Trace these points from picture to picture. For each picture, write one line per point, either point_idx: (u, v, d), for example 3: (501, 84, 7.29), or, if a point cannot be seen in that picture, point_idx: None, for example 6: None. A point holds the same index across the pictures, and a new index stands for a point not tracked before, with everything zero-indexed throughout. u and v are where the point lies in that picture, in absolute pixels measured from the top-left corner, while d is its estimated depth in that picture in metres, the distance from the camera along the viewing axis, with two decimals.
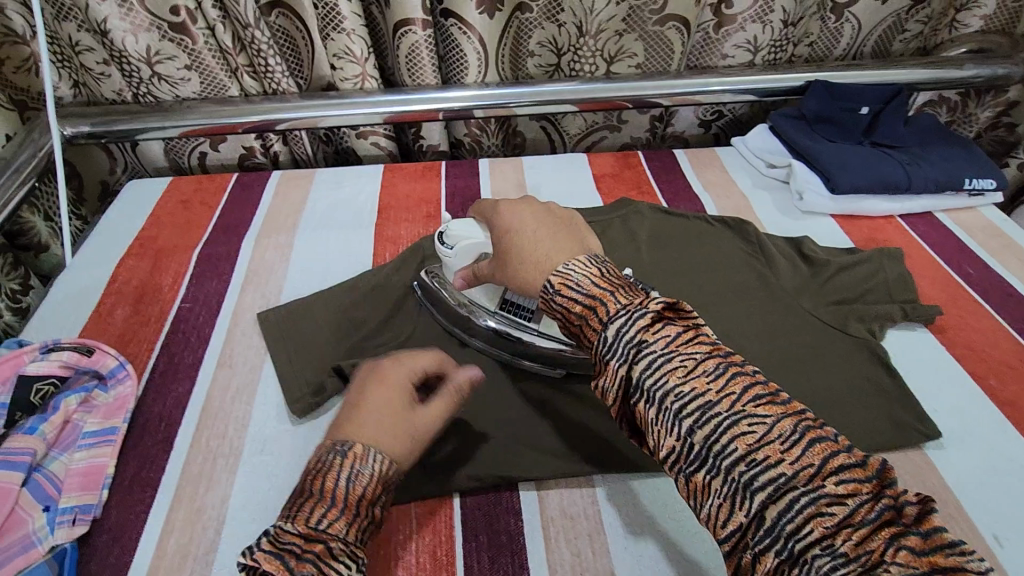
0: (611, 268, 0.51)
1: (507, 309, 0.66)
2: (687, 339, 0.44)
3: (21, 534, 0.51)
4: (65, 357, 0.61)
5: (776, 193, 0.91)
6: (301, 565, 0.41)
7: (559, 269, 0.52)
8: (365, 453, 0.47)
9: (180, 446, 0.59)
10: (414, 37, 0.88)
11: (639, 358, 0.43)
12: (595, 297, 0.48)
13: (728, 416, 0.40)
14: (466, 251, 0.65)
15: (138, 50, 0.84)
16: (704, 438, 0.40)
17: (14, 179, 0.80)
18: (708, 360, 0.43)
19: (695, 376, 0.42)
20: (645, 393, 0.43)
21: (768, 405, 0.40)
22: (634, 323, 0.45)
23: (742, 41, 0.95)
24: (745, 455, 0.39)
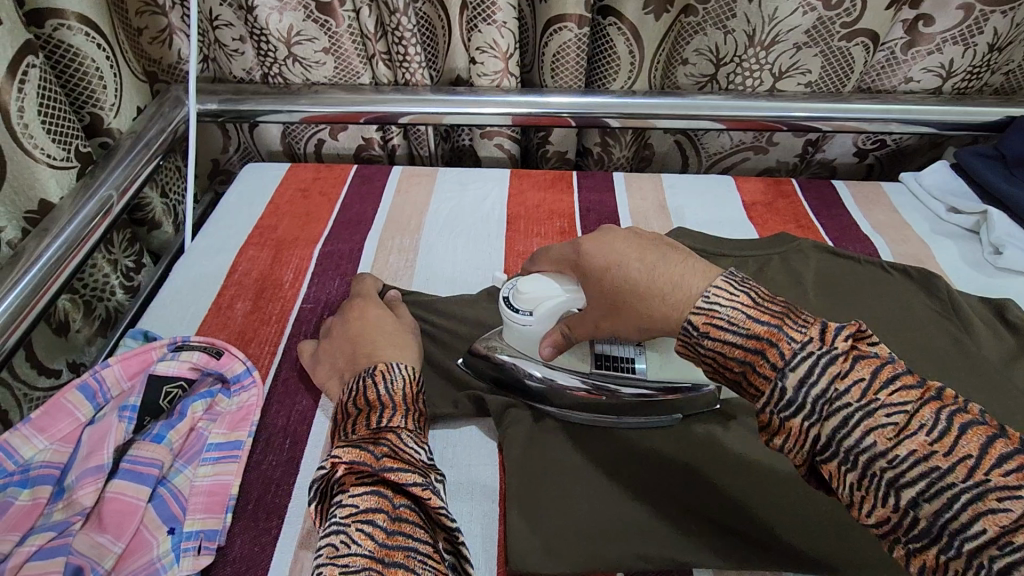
0: (763, 293, 0.41)
1: (606, 365, 0.56)
2: (889, 382, 0.35)
3: (145, 560, 0.45)
4: (195, 358, 0.56)
5: (961, 242, 0.80)
6: (379, 447, 0.44)
7: (699, 303, 0.41)
8: (390, 366, 0.52)
9: (307, 467, 0.53)
10: (567, 35, 0.80)
11: (832, 413, 0.35)
12: (760, 336, 0.38)
13: (955, 478, 0.31)
14: (549, 313, 0.53)
15: (280, 29, 0.80)
16: (933, 513, 0.32)
17: (142, 155, 0.75)
18: (918, 405, 0.34)
19: (909, 435, 0.33)
20: (842, 451, 0.34)
21: (911, 390, 0.35)
22: (823, 369, 0.36)
23: (934, 64, 0.84)
24: (997, 538, 0.30)
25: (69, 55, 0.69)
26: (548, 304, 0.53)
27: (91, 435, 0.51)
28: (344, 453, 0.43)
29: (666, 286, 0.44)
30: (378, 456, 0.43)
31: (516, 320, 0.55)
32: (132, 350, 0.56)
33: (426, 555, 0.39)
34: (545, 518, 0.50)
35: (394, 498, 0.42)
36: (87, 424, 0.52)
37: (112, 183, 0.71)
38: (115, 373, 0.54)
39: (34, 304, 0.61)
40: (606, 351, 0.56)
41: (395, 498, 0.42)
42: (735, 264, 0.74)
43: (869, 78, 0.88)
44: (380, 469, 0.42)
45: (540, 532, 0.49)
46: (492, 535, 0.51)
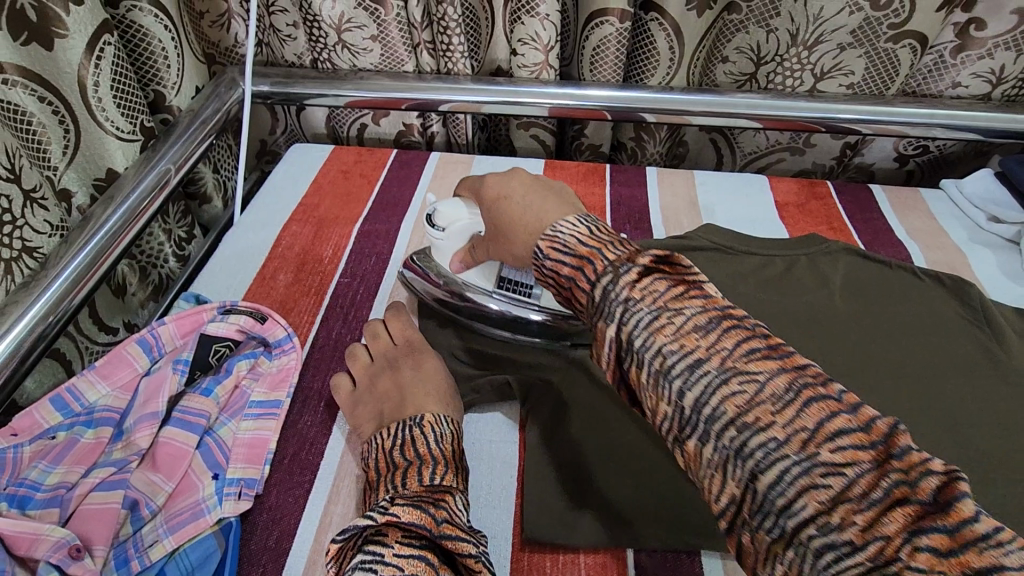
0: (602, 226, 0.45)
1: (506, 287, 0.62)
2: (676, 293, 0.39)
3: (191, 500, 0.49)
4: (241, 321, 0.60)
5: (1000, 252, 0.78)
6: (439, 511, 0.43)
7: (546, 231, 0.46)
8: (439, 418, 0.51)
9: (341, 431, 0.56)
10: (608, 29, 0.81)
11: (627, 318, 0.38)
12: (583, 256, 0.43)
13: (717, 375, 0.35)
14: (458, 232, 0.60)
15: (332, 16, 0.83)
16: (693, 400, 0.35)
17: (199, 131, 0.80)
18: (700, 316, 0.37)
19: (685, 333, 0.37)
20: (636, 356, 0.38)
21: (762, 360, 0.35)
22: (623, 283, 0.40)
23: (985, 69, 0.82)
24: (735, 419, 0.34)
25: (139, 35, 0.74)
26: (457, 224, 0.60)
27: (148, 384, 0.55)
28: (403, 512, 0.42)
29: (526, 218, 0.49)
30: (438, 522, 0.43)
31: (431, 235, 0.62)
32: (185, 310, 0.60)
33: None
34: (560, 494, 0.52)
35: (439, 568, 0.41)
36: (143, 374, 0.57)
37: (170, 158, 0.75)
38: (169, 331, 0.59)
39: (98, 266, 0.65)
40: (507, 275, 0.61)
41: (439, 568, 0.41)
42: (763, 264, 0.74)
43: (915, 81, 0.86)
44: (437, 536, 0.42)
45: (553, 506, 0.51)
46: (508, 507, 0.53)
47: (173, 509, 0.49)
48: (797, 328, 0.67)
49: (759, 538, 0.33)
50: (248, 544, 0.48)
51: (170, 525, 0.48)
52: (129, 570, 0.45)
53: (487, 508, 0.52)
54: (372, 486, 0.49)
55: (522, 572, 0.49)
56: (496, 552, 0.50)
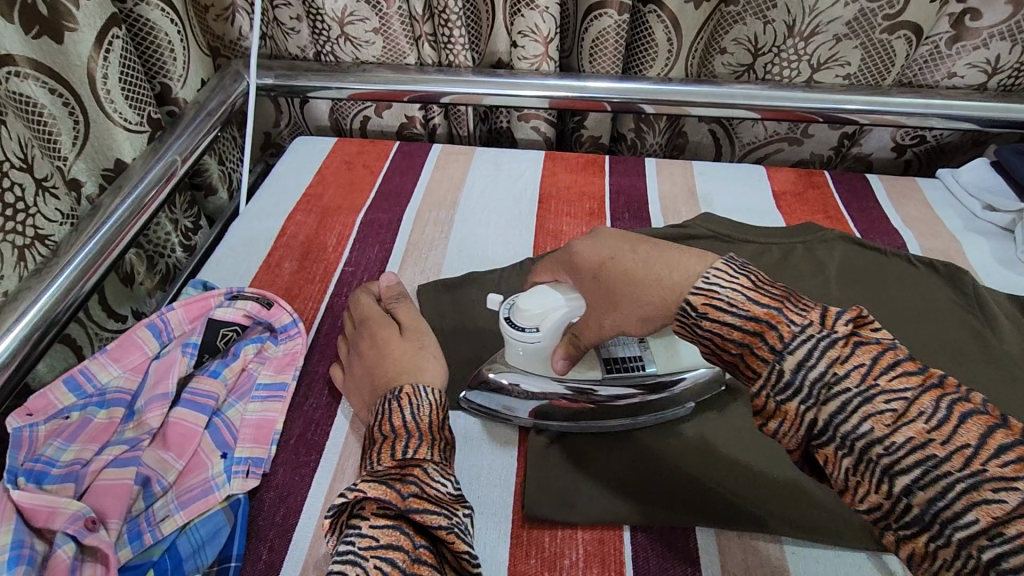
0: (762, 276, 0.41)
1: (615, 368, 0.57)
2: (888, 368, 0.36)
3: (201, 478, 0.51)
4: (248, 306, 0.61)
5: (993, 238, 0.79)
6: (406, 485, 0.44)
7: (698, 284, 0.41)
8: (417, 389, 0.52)
9: (344, 413, 0.58)
10: (607, 21, 0.82)
11: (829, 399, 0.36)
12: (759, 319, 0.39)
13: (857, 393, 0.36)
14: (555, 328, 0.54)
15: (335, 10, 0.85)
16: (828, 416, 0.36)
17: (204, 123, 0.81)
18: (922, 398, 0.35)
19: (907, 421, 0.34)
20: (839, 437, 0.36)
21: (904, 375, 0.36)
22: (823, 353, 0.37)
23: (980, 60, 0.83)
24: (883, 438, 0.35)
25: (146, 29, 0.76)
26: (553, 319, 0.53)
27: (158, 367, 0.57)
28: (369, 488, 0.43)
29: (656, 273, 0.45)
30: (405, 496, 0.43)
31: (522, 338, 0.54)
32: (194, 296, 0.62)
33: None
34: (560, 473, 0.54)
35: (415, 537, 0.43)
36: (153, 358, 0.58)
37: (177, 149, 0.76)
38: (178, 316, 0.60)
39: (108, 254, 0.67)
40: (615, 354, 0.57)
41: (416, 537, 0.43)
42: (759, 251, 0.75)
43: (911, 72, 0.87)
44: (405, 511, 0.43)
45: (554, 484, 0.53)
46: (509, 485, 0.54)
47: (184, 485, 0.50)
48: None
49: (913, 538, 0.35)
50: (256, 520, 0.50)
51: (182, 501, 0.49)
52: (142, 543, 0.47)
53: (488, 486, 0.54)
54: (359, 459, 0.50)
55: (523, 548, 0.50)
56: (498, 527, 0.51)
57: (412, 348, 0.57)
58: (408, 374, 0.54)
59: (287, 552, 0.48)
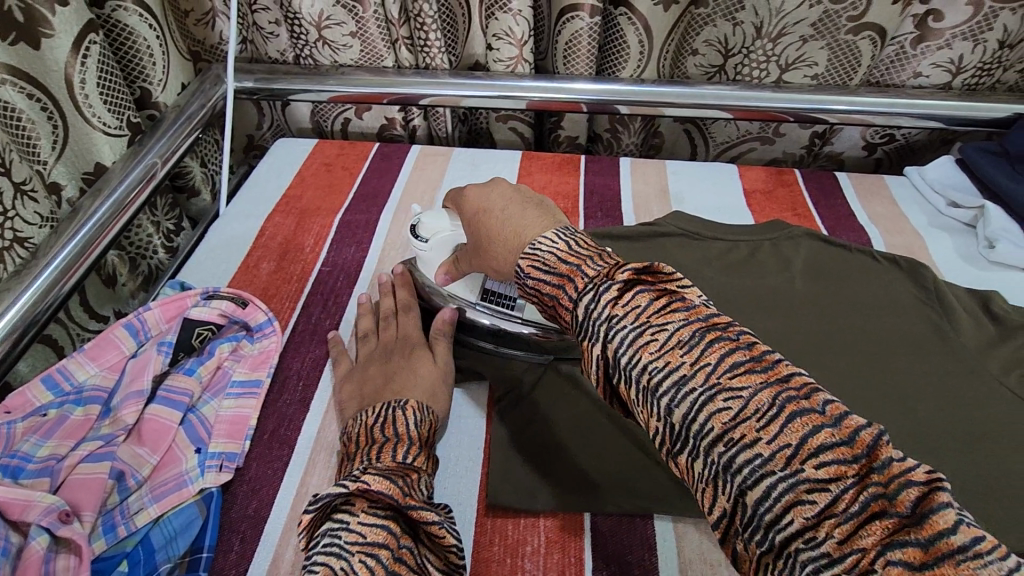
0: (582, 240, 0.45)
1: (490, 300, 0.63)
2: (730, 367, 0.35)
3: (174, 472, 0.52)
4: (223, 306, 0.63)
5: (957, 235, 0.81)
6: (405, 484, 0.46)
7: (526, 250, 0.46)
8: (421, 405, 0.54)
9: (318, 408, 0.59)
10: (579, 23, 0.84)
11: (610, 336, 0.38)
12: (562, 274, 0.43)
13: (702, 391, 0.35)
14: (441, 244, 0.62)
15: (312, 13, 0.86)
16: (680, 416, 0.35)
17: (184, 126, 0.83)
18: (683, 330, 0.37)
19: (670, 349, 0.36)
20: (624, 374, 0.38)
21: (745, 374, 0.34)
22: (603, 297, 0.40)
23: (944, 59, 0.85)
24: (723, 435, 0.33)
25: (124, 35, 0.77)
26: (440, 235, 0.61)
27: (134, 365, 0.58)
28: (373, 481, 0.45)
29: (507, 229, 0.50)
30: (405, 494, 0.45)
31: (415, 245, 0.63)
32: (170, 296, 0.63)
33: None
34: (524, 466, 0.55)
35: (400, 537, 0.43)
36: (130, 356, 0.60)
37: (156, 152, 0.78)
38: (155, 315, 0.62)
39: (87, 255, 0.69)
40: (492, 287, 0.62)
41: (401, 537, 0.43)
42: (728, 249, 0.77)
43: (878, 72, 0.89)
44: (404, 507, 0.44)
45: (518, 475, 0.54)
46: (475, 477, 0.56)
47: (158, 479, 0.52)
48: (759, 309, 0.70)
49: (751, 548, 0.32)
50: (229, 512, 0.52)
51: (156, 494, 0.51)
52: (116, 535, 0.48)
53: (455, 478, 0.56)
54: (351, 458, 0.51)
55: (486, 536, 0.52)
56: (462, 517, 0.53)
57: (434, 373, 0.59)
58: (414, 387, 0.56)
59: (259, 543, 0.50)
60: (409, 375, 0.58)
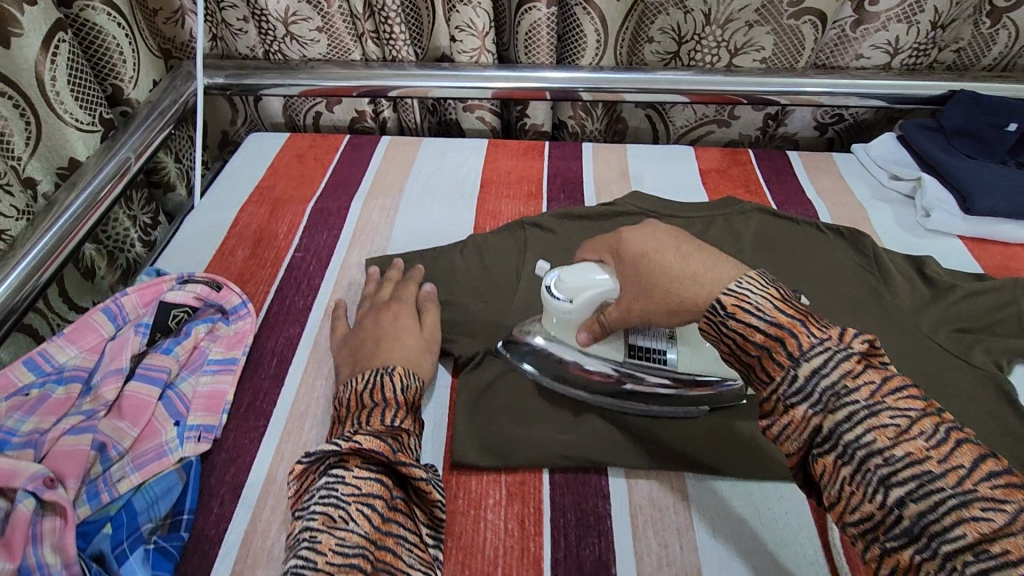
0: (789, 291, 0.45)
1: (636, 357, 0.57)
2: (990, 477, 0.36)
3: (155, 443, 0.55)
4: (198, 289, 0.66)
5: (898, 206, 0.86)
6: (395, 442, 0.50)
7: (731, 286, 0.44)
8: (407, 371, 0.57)
9: (291, 384, 0.63)
10: (537, 14, 0.87)
11: (839, 406, 0.39)
12: (783, 325, 0.42)
13: (953, 494, 0.35)
14: (588, 302, 0.55)
15: (278, 10, 0.89)
16: (916, 515, 0.36)
17: (158, 121, 0.85)
18: (925, 421, 0.38)
19: (908, 439, 0.37)
20: (844, 448, 0.39)
21: (1009, 489, 0.35)
22: (837, 365, 0.40)
23: (882, 41, 0.90)
24: (975, 544, 0.34)
25: (93, 32, 0.79)
26: (588, 294, 0.54)
27: (112, 346, 0.61)
28: (364, 441, 0.48)
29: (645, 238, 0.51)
30: (394, 450, 0.49)
31: (556, 306, 0.56)
32: (146, 282, 0.66)
33: (412, 542, 0.46)
34: (486, 428, 0.59)
35: (393, 489, 0.48)
36: (109, 338, 0.63)
37: (130, 146, 0.81)
38: (132, 300, 0.64)
39: (64, 245, 0.72)
40: (639, 343, 0.57)
41: (394, 489, 0.48)
42: (682, 224, 0.81)
43: (824, 55, 0.94)
44: (394, 462, 0.48)
45: (481, 435, 0.58)
46: (441, 439, 0.59)
47: (138, 450, 0.54)
48: None
49: None
50: (208, 478, 0.55)
51: (137, 463, 0.53)
52: (99, 501, 0.51)
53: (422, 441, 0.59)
54: (341, 421, 0.55)
55: (452, 491, 0.56)
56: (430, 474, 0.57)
57: (421, 343, 0.62)
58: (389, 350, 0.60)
59: (237, 506, 0.53)
60: (398, 344, 0.61)
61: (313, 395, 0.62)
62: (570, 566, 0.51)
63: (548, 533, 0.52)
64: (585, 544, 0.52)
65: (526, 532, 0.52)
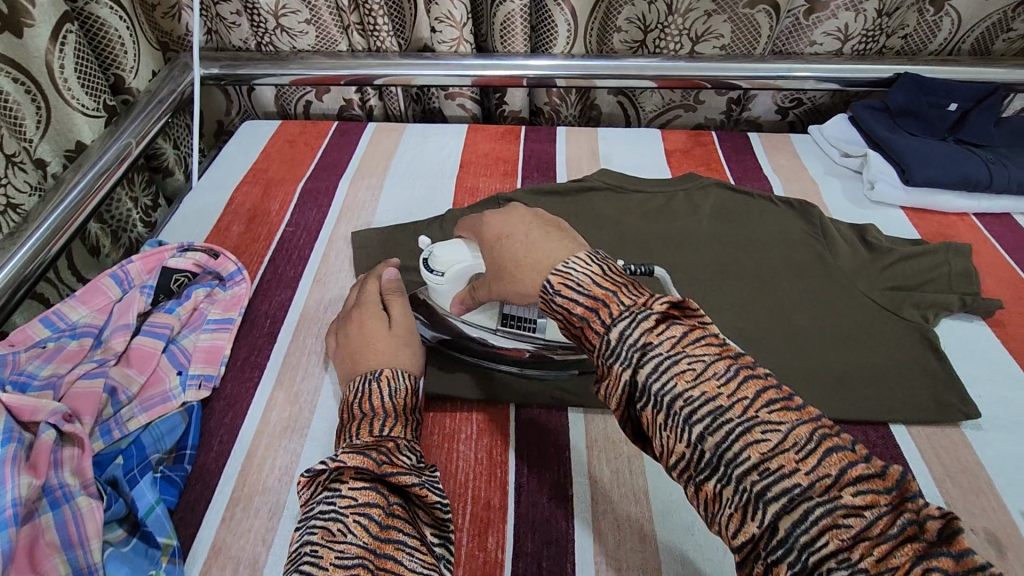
0: (612, 266, 0.48)
1: (510, 326, 0.63)
2: (768, 403, 0.39)
3: (160, 390, 0.61)
4: (198, 257, 0.72)
5: (847, 180, 0.93)
6: (381, 454, 0.49)
7: (558, 267, 0.48)
8: (395, 373, 0.57)
9: (283, 340, 0.69)
10: (511, 6, 0.94)
11: (644, 361, 0.42)
12: (597, 298, 0.45)
13: (740, 422, 0.38)
14: (459, 275, 0.61)
15: (269, 4, 0.95)
16: (714, 445, 0.38)
17: (157, 108, 0.92)
18: (718, 363, 0.41)
19: (705, 379, 0.40)
20: (653, 398, 0.41)
21: (783, 411, 0.38)
22: (639, 326, 0.43)
23: (833, 28, 0.97)
24: (759, 465, 0.37)
25: (97, 25, 0.85)
26: (459, 267, 0.60)
27: (119, 307, 0.67)
28: (349, 457, 0.47)
29: None
30: (382, 462, 0.48)
31: (431, 278, 0.62)
32: (150, 251, 0.72)
33: (414, 547, 0.44)
34: (460, 375, 0.65)
35: (389, 496, 0.47)
36: (116, 300, 0.69)
37: (132, 132, 0.87)
38: (137, 267, 0.70)
39: (73, 220, 0.78)
40: (510, 312, 0.62)
41: (389, 496, 0.47)
42: (646, 199, 0.88)
43: (780, 42, 1.00)
44: (382, 474, 0.47)
45: (455, 380, 0.65)
46: None
47: (146, 396, 0.61)
48: (672, 247, 0.81)
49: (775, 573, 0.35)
50: (209, 421, 0.61)
51: (144, 406, 0.60)
52: (112, 437, 0.57)
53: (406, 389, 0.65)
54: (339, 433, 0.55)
55: (428, 427, 0.62)
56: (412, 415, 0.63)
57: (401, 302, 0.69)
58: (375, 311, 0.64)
59: (234, 444, 0.59)
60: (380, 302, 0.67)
61: (303, 350, 0.68)
62: (531, 489, 0.57)
63: (513, 462, 0.59)
64: (547, 470, 0.58)
65: (493, 461, 0.59)
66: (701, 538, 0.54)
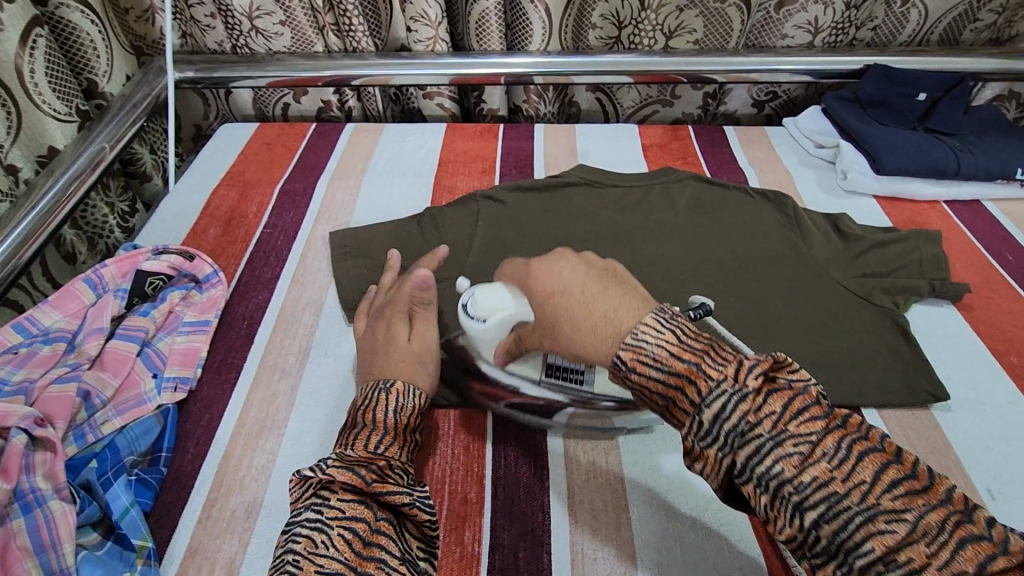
0: (688, 327, 0.43)
1: (555, 376, 0.58)
2: (890, 486, 0.36)
3: (135, 393, 0.61)
4: (172, 259, 0.72)
5: (820, 170, 0.94)
6: (371, 471, 0.48)
7: (627, 339, 0.43)
8: (407, 389, 0.56)
9: (260, 341, 0.69)
10: (485, 3, 0.94)
11: (744, 444, 0.38)
12: (680, 373, 0.40)
13: (860, 511, 0.35)
14: (502, 324, 0.57)
15: (243, 5, 0.95)
16: (831, 534, 0.35)
17: (132, 112, 0.91)
18: (827, 440, 0.37)
19: (814, 461, 0.37)
20: (758, 480, 0.37)
21: (908, 496, 0.35)
22: (735, 406, 0.38)
23: (803, 21, 0.98)
24: (885, 557, 0.34)
25: (68, 29, 0.85)
26: (501, 315, 0.56)
27: (93, 310, 0.67)
28: (339, 472, 0.47)
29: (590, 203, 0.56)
30: (371, 480, 0.47)
31: (470, 324, 0.58)
32: (124, 254, 0.72)
33: (394, 568, 0.43)
34: None
35: (377, 512, 0.46)
36: (90, 305, 0.68)
37: (106, 136, 0.86)
38: (111, 271, 0.70)
39: (47, 225, 0.77)
40: (555, 363, 0.57)
41: (378, 511, 0.46)
42: (624, 193, 0.88)
43: (753, 36, 1.01)
44: (372, 491, 0.46)
45: None
46: None
47: (120, 399, 0.61)
48: (650, 240, 0.82)
49: None
50: (185, 423, 0.61)
51: (119, 409, 0.60)
52: (86, 440, 0.57)
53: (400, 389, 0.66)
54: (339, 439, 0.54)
55: None
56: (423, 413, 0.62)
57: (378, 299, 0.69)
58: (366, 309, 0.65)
59: (211, 446, 0.59)
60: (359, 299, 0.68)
61: (281, 350, 0.68)
62: (508, 483, 0.57)
63: (490, 456, 0.59)
64: (524, 463, 0.59)
65: (470, 456, 0.59)
66: (678, 525, 0.54)
